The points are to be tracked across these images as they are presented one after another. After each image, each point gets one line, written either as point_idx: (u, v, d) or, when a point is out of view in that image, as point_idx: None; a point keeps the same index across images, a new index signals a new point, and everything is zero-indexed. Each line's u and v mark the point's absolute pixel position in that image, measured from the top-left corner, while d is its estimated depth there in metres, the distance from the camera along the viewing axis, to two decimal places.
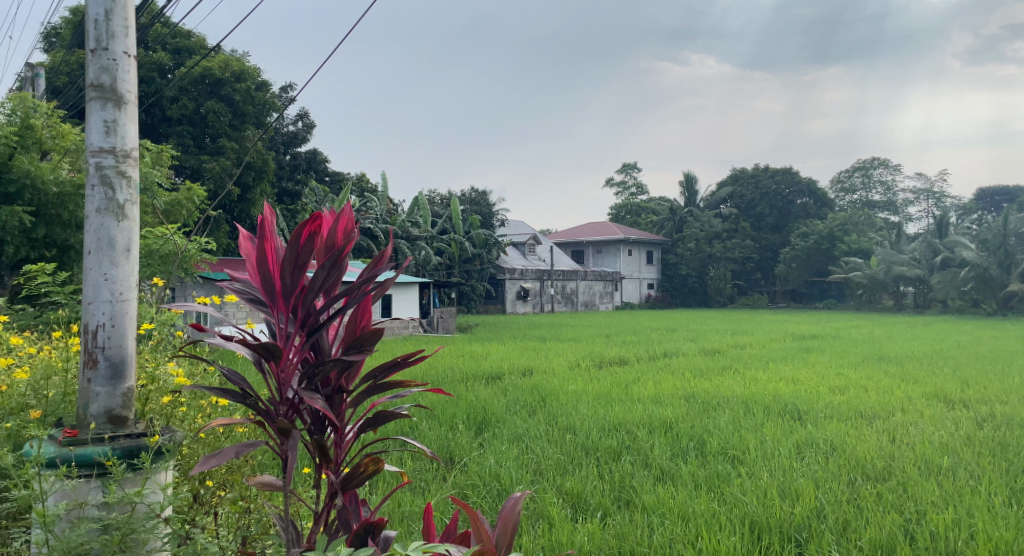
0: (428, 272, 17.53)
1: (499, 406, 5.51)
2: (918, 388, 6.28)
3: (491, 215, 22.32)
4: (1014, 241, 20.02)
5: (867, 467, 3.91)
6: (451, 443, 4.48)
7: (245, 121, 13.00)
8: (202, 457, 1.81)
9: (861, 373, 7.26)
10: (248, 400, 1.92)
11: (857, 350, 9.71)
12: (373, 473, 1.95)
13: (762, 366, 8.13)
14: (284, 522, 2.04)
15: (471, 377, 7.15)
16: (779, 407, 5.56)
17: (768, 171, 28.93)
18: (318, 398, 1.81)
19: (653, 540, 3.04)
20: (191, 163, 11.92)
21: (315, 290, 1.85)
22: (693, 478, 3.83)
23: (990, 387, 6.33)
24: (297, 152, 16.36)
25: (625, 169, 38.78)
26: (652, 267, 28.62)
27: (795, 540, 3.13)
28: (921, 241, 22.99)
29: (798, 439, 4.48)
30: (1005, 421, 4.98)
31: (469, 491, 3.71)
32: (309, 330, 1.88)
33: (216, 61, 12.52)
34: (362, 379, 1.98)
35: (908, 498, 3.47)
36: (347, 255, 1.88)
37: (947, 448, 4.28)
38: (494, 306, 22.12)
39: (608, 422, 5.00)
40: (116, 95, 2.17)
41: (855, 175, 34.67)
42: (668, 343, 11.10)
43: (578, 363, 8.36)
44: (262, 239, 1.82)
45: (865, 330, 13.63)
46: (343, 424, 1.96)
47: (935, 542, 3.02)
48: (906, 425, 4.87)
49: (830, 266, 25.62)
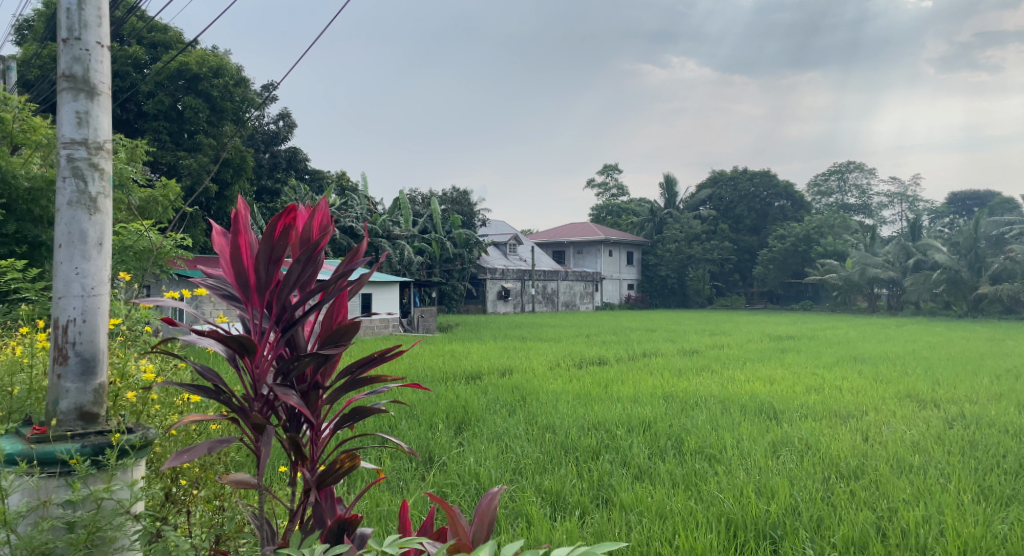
0: (410, 271, 17.47)
1: (479, 406, 5.51)
2: (891, 388, 6.37)
3: (472, 215, 22.26)
4: (985, 244, 20.41)
5: (840, 465, 3.96)
6: (430, 442, 4.46)
7: (223, 118, 12.82)
8: (174, 453, 1.78)
9: (837, 373, 7.35)
10: (221, 396, 1.91)
11: (833, 351, 9.83)
12: (349, 469, 1.94)
13: (740, 366, 8.21)
14: (258, 520, 2.02)
15: (451, 376, 7.15)
16: (756, 406, 5.62)
17: (747, 173, 29.20)
18: (292, 394, 1.79)
19: (631, 538, 3.06)
20: (167, 160, 11.77)
21: (290, 285, 1.83)
22: (670, 476, 3.85)
23: (960, 387, 6.45)
24: (276, 150, 16.21)
25: (606, 171, 38.89)
26: (632, 268, 28.75)
27: (769, 538, 3.16)
28: (895, 244, 23.34)
29: (773, 438, 4.53)
30: (976, 420, 5.06)
31: (448, 490, 3.70)
32: (284, 325, 1.87)
33: (193, 56, 12.40)
34: (340, 375, 1.96)
35: (880, 495, 3.52)
36: (322, 250, 1.87)
37: (917, 446, 4.35)
38: (475, 306, 22.08)
39: (587, 421, 5.01)
40: (89, 85, 2.14)
41: (831, 178, 35.15)
42: (647, 343, 11.18)
43: (559, 363, 8.39)
44: (236, 233, 1.80)
45: (842, 331, 13.82)
46: (319, 421, 1.95)
47: (906, 538, 3.06)
48: (879, 424, 4.95)
49: (806, 268, 25.91)
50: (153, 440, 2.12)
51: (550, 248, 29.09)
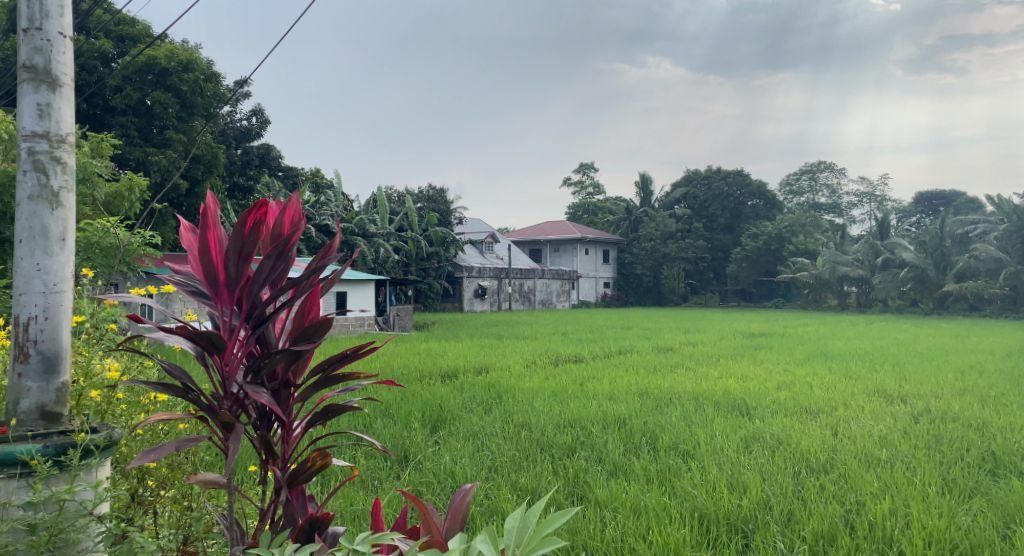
0: (386, 270, 17.38)
1: (455, 404, 5.49)
2: (860, 384, 6.47)
3: (448, 213, 22.17)
4: (950, 243, 20.81)
5: (810, 460, 4.01)
6: (405, 441, 4.43)
7: (193, 113, 12.64)
8: (141, 452, 1.74)
9: (808, 370, 7.44)
10: (190, 394, 1.87)
11: (804, 348, 9.97)
12: (321, 468, 1.92)
13: (714, 363, 8.27)
14: (228, 520, 1.98)
15: (426, 374, 7.12)
16: (729, 403, 5.67)
17: (720, 173, 29.47)
18: (263, 392, 1.76)
19: (606, 534, 3.06)
20: (136, 156, 11.58)
21: (260, 282, 1.80)
22: (645, 472, 3.87)
23: (927, 383, 6.56)
24: (249, 147, 16.00)
25: (582, 169, 38.96)
26: (608, 267, 28.86)
27: (742, 532, 3.18)
28: (864, 243, 23.68)
29: (746, 434, 4.56)
30: (940, 415, 5.16)
31: (423, 488, 3.68)
32: (254, 322, 1.84)
33: (162, 50, 12.19)
34: (312, 372, 1.94)
35: (849, 488, 3.57)
36: (293, 245, 1.84)
37: (885, 441, 4.42)
38: (452, 304, 22.01)
39: (563, 418, 5.02)
40: (51, 77, 2.09)
41: (803, 178, 35.61)
42: (622, 341, 11.23)
43: (534, 361, 8.39)
44: (205, 228, 1.76)
45: (813, 329, 14.00)
46: (290, 419, 1.92)
47: (873, 531, 3.10)
48: (848, 419, 5.01)
49: (778, 266, 26.20)
50: (118, 440, 2.08)
51: (526, 246, 29.08)
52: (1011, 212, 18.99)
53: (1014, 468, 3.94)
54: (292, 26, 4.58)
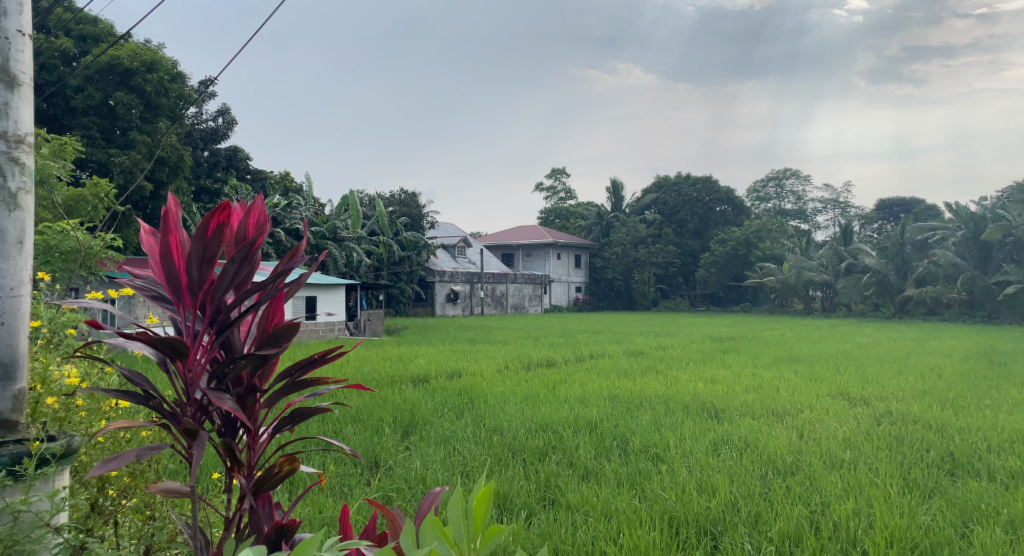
0: (357, 274, 17.26)
1: (427, 409, 5.46)
2: (824, 386, 6.58)
3: (420, 217, 22.08)
4: (910, 249, 21.26)
5: (777, 461, 4.06)
6: (376, 447, 4.39)
7: (158, 114, 12.43)
8: (100, 460, 1.68)
9: (774, 373, 7.54)
10: (151, 402, 1.83)
11: (771, 351, 10.13)
12: (288, 474, 1.88)
13: (684, 366, 8.36)
14: (191, 530, 1.93)
15: (398, 379, 7.08)
16: (698, 405, 5.72)
17: (690, 179, 29.80)
18: (227, 398, 1.73)
19: (577, 538, 3.06)
20: (98, 157, 11.35)
21: (224, 286, 1.76)
22: (615, 476, 3.88)
23: (890, 385, 6.69)
24: (215, 149, 15.80)
25: (554, 174, 39.04)
26: (580, 271, 28.99)
27: (710, 533, 3.20)
28: (828, 249, 24.07)
29: (714, 437, 4.60)
30: (901, 416, 5.26)
31: (394, 494, 3.64)
32: (219, 327, 1.80)
33: (126, 50, 12.00)
34: (278, 378, 1.91)
35: (813, 490, 3.61)
36: (258, 248, 1.80)
37: (849, 442, 4.49)
38: (424, 308, 21.93)
39: (534, 423, 5.02)
40: (9, 75, 2.04)
41: (769, 184, 36.16)
42: (594, 345, 11.27)
43: (507, 365, 8.38)
44: (166, 231, 1.72)
45: (778, 333, 14.20)
46: (256, 425, 1.89)
47: (839, 531, 3.14)
48: (814, 421, 5.08)
49: (746, 271, 26.54)
50: (77, 449, 2.02)
51: (498, 250, 29.07)
52: (968, 218, 19.45)
53: (971, 469, 4.02)
54: (256, 28, 4.53)
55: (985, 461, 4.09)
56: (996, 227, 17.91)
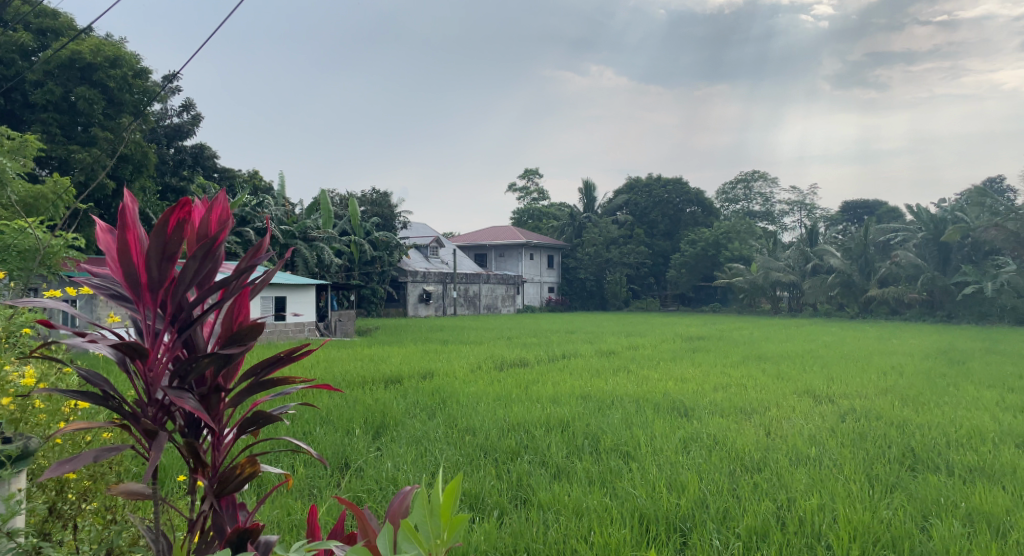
0: (328, 274, 17.10)
1: (398, 410, 5.42)
2: (790, 385, 6.67)
3: (391, 217, 21.96)
4: (874, 250, 21.64)
5: (744, 459, 4.11)
6: (345, 448, 4.36)
7: (121, 110, 12.19)
8: (55, 464, 1.64)
9: (742, 372, 7.64)
10: (111, 402, 1.79)
11: (740, 351, 10.25)
12: (251, 476, 1.85)
13: (656, 366, 8.41)
14: (153, 533, 1.88)
15: (370, 380, 7.04)
16: (669, 404, 5.76)
17: (660, 180, 30.00)
18: (188, 398, 1.70)
19: (548, 536, 3.07)
20: (58, 154, 11.10)
21: (185, 283, 1.73)
22: (587, 474, 3.89)
23: (855, 383, 6.81)
24: (181, 146, 15.57)
25: (527, 174, 39.03)
26: (552, 272, 29.06)
27: (679, 530, 3.23)
28: (795, 250, 24.40)
29: (683, 435, 4.64)
30: (864, 413, 5.35)
31: (363, 495, 3.62)
32: (180, 325, 1.77)
33: (87, 45, 11.76)
34: (243, 377, 1.88)
35: (779, 486, 3.67)
36: (221, 245, 1.77)
37: (814, 439, 4.56)
38: (396, 309, 21.83)
39: (506, 422, 5.02)
40: None
41: (738, 186, 36.62)
42: (565, 345, 11.31)
43: (479, 366, 8.36)
44: (124, 228, 1.69)
45: (746, 333, 14.38)
46: (219, 426, 1.86)
47: (803, 526, 3.19)
48: (780, 419, 5.14)
49: (715, 272, 26.82)
50: (34, 450, 1.97)
51: (471, 251, 29.03)
52: (929, 220, 19.86)
53: (930, 464, 4.11)
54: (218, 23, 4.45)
55: (944, 456, 4.18)
56: (954, 229, 18.34)
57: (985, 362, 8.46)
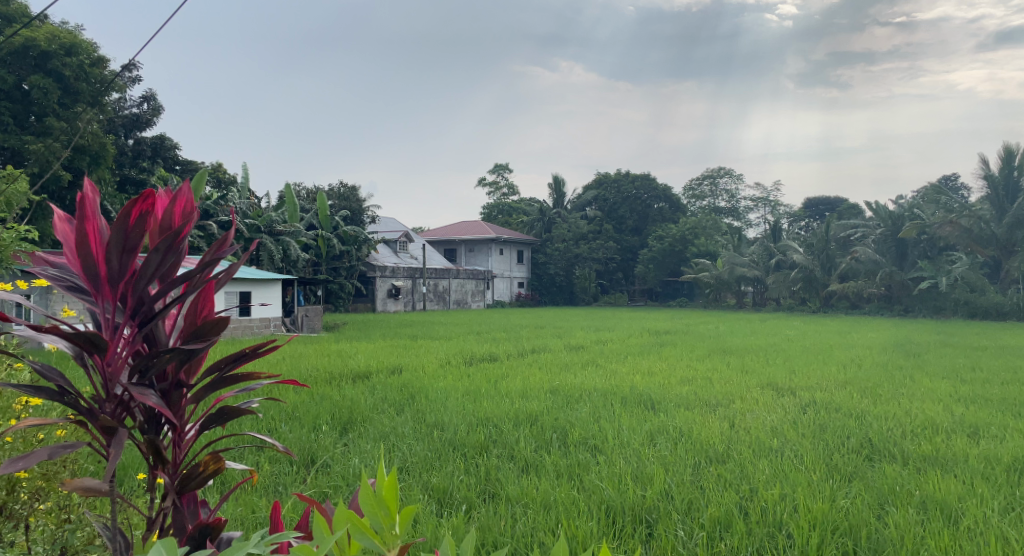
0: (295, 268, 16.95)
1: (366, 405, 5.40)
2: (754, 378, 6.77)
3: (359, 211, 21.79)
4: (834, 246, 22.02)
5: (709, 450, 4.17)
6: (311, 445, 4.33)
7: (77, 100, 11.89)
8: (8, 461, 1.59)
9: (708, 365, 7.74)
10: (66, 398, 1.74)
11: (706, 344, 10.39)
12: (214, 472, 1.83)
13: (624, 359, 8.49)
14: (110, 532, 1.84)
15: (337, 375, 6.98)
16: (636, 397, 5.81)
17: (629, 176, 30.14)
18: (149, 394, 1.66)
19: (516, 530, 3.07)
20: (11, 144, 10.81)
21: (147, 277, 1.69)
22: (555, 467, 3.92)
23: (816, 375, 6.96)
24: (140, 137, 15.27)
25: (496, 169, 38.97)
26: (522, 267, 29.11)
27: (645, 522, 3.26)
28: (758, 245, 24.74)
29: (651, 427, 4.69)
30: (824, 405, 5.46)
31: (329, 492, 3.60)
32: (141, 320, 1.73)
33: (41, 32, 11.47)
34: (206, 372, 1.85)
35: (742, 477, 3.72)
36: (184, 238, 1.73)
37: (776, 431, 4.64)
38: (364, 304, 21.67)
39: (475, 417, 5.02)
40: None
41: (704, 183, 37.04)
42: (535, 339, 11.35)
43: (448, 360, 8.36)
44: (82, 218, 1.64)
45: (713, 327, 14.56)
46: (181, 422, 1.83)
47: (765, 516, 3.24)
48: (743, 411, 5.22)
49: (682, 267, 27.07)
50: None
51: (440, 246, 28.93)
52: (886, 217, 20.25)
53: (887, 453, 4.21)
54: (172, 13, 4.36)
55: (900, 446, 4.29)
56: (912, 226, 18.72)
57: (940, 355, 8.67)
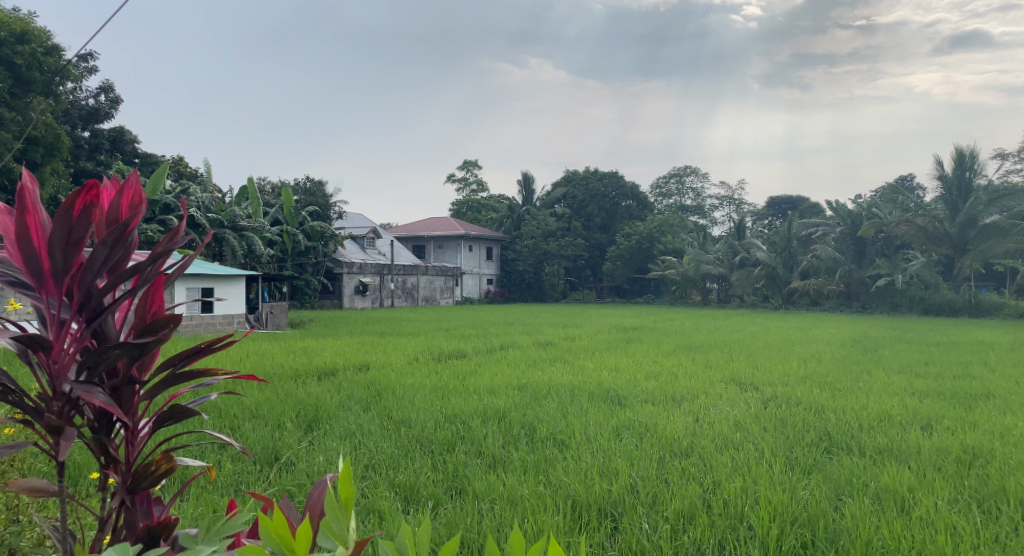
0: (259, 264, 16.75)
1: (332, 403, 5.35)
2: (717, 373, 6.87)
3: (326, 207, 21.59)
4: (796, 244, 22.33)
5: (674, 445, 4.21)
6: (274, 443, 4.27)
7: (30, 89, 11.58)
8: None
9: (673, 361, 7.83)
10: (11, 396, 1.69)
11: (673, 340, 10.50)
12: (168, 471, 1.79)
13: (592, 355, 8.54)
14: (59, 533, 1.78)
15: (303, 372, 6.92)
16: (602, 393, 5.85)
17: (597, 174, 30.27)
18: (98, 393, 1.61)
19: (483, 526, 3.07)
20: None
21: (93, 271, 1.65)
22: (522, 462, 3.93)
23: (779, 370, 7.08)
24: (97, 129, 14.97)
25: (465, 166, 38.94)
26: (491, 264, 29.11)
27: (610, 515, 3.28)
28: (723, 243, 25.00)
29: (617, 423, 4.71)
30: (785, 400, 5.55)
31: (294, 490, 3.55)
32: (89, 315, 1.69)
33: None
34: (159, 369, 1.80)
35: (706, 470, 3.77)
36: (133, 230, 1.69)
37: (739, 425, 4.70)
38: (331, 301, 21.46)
39: (443, 414, 5.00)
40: None
41: (671, 181, 37.41)
42: (503, 336, 11.35)
43: (417, 357, 8.33)
44: (24, 211, 1.59)
45: (679, 323, 14.74)
46: (133, 420, 1.78)
47: (726, 508, 3.28)
48: (707, 406, 5.28)
49: (649, 264, 27.28)
50: None
51: (409, 242, 28.78)
52: (845, 216, 20.61)
53: (844, 446, 4.29)
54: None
55: (857, 438, 4.37)
56: (869, 224, 19.08)
57: (898, 350, 8.89)
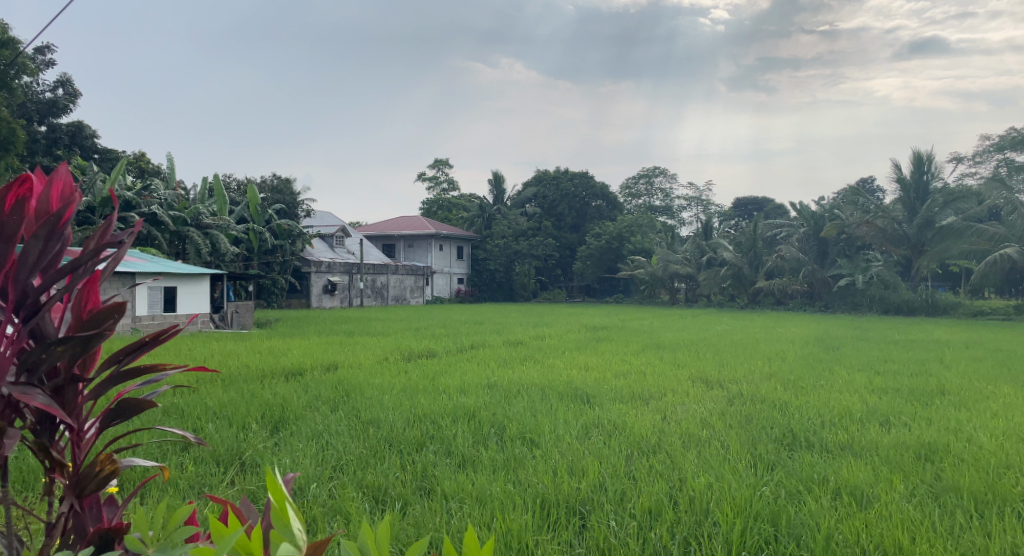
0: (224, 263, 16.50)
1: (299, 403, 5.28)
2: (685, 371, 6.92)
3: (294, 204, 21.36)
4: (762, 244, 22.57)
5: (641, 442, 4.22)
6: (238, 444, 4.19)
7: None
8: None
9: (642, 359, 7.89)
10: None
11: (642, 339, 10.57)
12: (114, 472, 1.73)
13: (562, 354, 8.56)
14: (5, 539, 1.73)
15: (270, 373, 6.82)
16: (572, 392, 5.86)
17: (567, 174, 30.37)
18: (38, 394, 1.56)
19: (453, 524, 3.05)
20: None
21: (27, 267, 1.59)
22: (491, 461, 3.91)
23: (745, 368, 7.16)
24: (55, 124, 14.64)
25: (436, 164, 38.77)
26: (461, 264, 29.02)
27: (579, 513, 3.28)
28: (691, 243, 25.23)
29: (586, 422, 4.72)
30: (751, 397, 5.61)
31: (258, 492, 3.49)
32: (26, 313, 1.63)
33: None
34: (102, 366, 1.75)
35: (673, 467, 3.79)
36: (66, 222, 1.63)
37: (706, 422, 4.73)
38: (298, 300, 21.22)
39: (411, 414, 4.96)
40: None
41: (640, 182, 37.70)
42: (473, 335, 11.30)
43: (386, 357, 8.26)
44: None
45: (649, 322, 14.84)
46: (79, 421, 1.73)
47: (692, 504, 3.30)
48: (675, 404, 5.32)
49: (618, 264, 27.43)
50: None
51: (378, 241, 28.59)
52: (809, 217, 20.93)
53: (806, 442, 4.34)
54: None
55: (820, 435, 4.42)
56: (831, 226, 19.41)
57: (861, 348, 9.05)
